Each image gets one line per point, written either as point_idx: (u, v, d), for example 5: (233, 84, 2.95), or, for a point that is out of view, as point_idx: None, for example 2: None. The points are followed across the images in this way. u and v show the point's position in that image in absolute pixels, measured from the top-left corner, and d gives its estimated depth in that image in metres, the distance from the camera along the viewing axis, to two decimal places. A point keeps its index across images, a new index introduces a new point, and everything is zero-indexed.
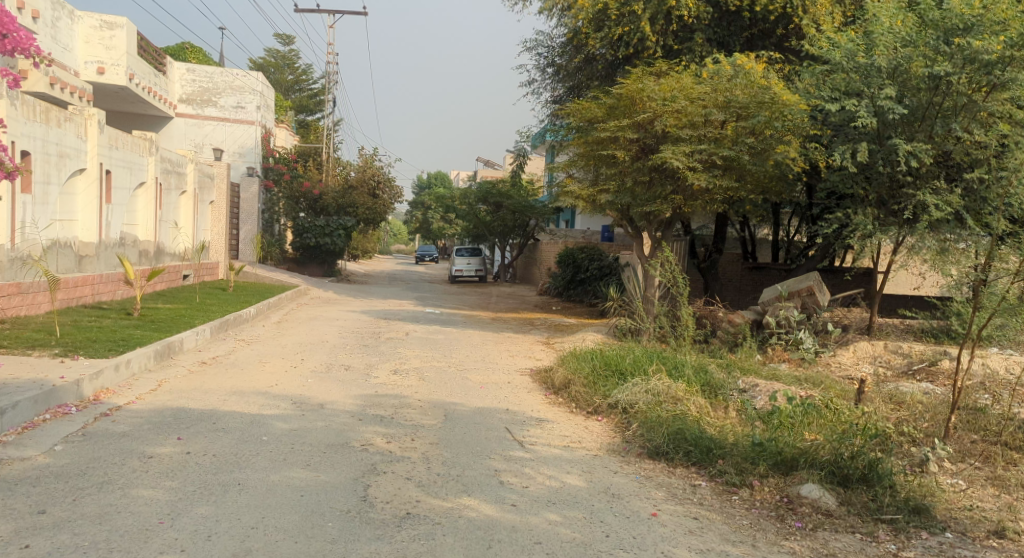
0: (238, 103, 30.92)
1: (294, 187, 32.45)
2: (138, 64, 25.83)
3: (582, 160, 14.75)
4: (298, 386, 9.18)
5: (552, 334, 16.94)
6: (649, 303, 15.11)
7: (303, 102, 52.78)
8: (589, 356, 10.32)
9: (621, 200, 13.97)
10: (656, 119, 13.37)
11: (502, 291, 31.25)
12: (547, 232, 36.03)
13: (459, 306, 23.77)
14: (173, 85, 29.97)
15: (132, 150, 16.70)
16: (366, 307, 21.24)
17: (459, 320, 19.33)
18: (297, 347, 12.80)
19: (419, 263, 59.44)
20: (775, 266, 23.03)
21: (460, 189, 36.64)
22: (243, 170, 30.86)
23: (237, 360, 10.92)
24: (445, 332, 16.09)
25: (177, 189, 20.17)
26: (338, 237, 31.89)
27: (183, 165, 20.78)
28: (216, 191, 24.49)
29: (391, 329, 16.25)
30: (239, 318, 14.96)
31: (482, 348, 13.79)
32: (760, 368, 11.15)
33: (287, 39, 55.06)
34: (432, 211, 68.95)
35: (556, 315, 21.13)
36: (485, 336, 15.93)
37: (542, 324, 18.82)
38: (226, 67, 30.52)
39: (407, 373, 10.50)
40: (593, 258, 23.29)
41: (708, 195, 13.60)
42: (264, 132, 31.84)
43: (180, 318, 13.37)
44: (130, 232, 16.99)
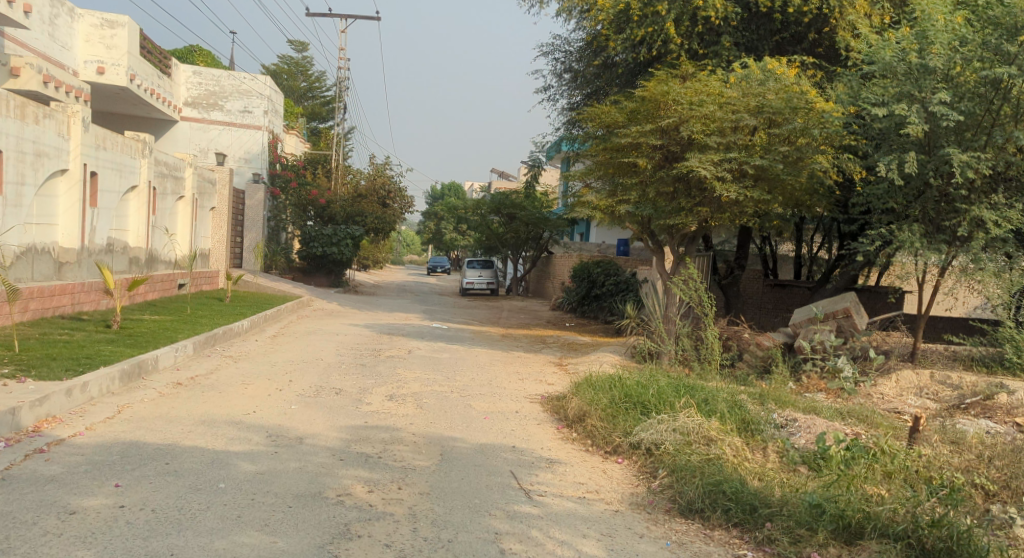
0: (245, 107, 30.11)
1: (302, 196, 31.10)
2: (140, 65, 25.12)
3: (599, 167, 13.65)
4: (277, 415, 8.13)
5: (566, 353, 15.86)
6: (670, 322, 14.01)
7: (316, 109, 52.10)
8: (608, 384, 9.23)
9: (642, 212, 12.85)
10: (681, 124, 12.30)
11: (514, 305, 30.18)
12: (562, 245, 34.94)
13: (468, 321, 22.74)
14: (179, 88, 29.20)
15: (121, 150, 15.87)
16: (370, 320, 20.20)
17: (467, 336, 18.28)
18: (289, 366, 11.81)
19: (431, 274, 58.46)
20: (799, 284, 21.93)
21: (473, 200, 35.69)
22: (248, 176, 29.93)
23: (217, 382, 9.92)
24: (450, 350, 15.04)
25: (172, 193, 19.32)
26: (345, 246, 30.91)
27: (180, 169, 19.93)
28: (218, 198, 23.66)
29: (393, 345, 15.21)
30: (230, 331, 14.02)
31: (489, 370, 12.74)
32: (797, 399, 10.03)
33: (300, 45, 54.39)
34: (446, 222, 68.01)
35: (569, 332, 20.07)
36: (493, 355, 14.86)
37: (555, 343, 17.74)
38: (234, 70, 29.77)
39: (404, 399, 9.45)
40: (608, 272, 22.18)
41: (736, 208, 12.48)
42: (272, 137, 31.06)
43: (162, 331, 12.40)
44: (118, 238, 16.14)
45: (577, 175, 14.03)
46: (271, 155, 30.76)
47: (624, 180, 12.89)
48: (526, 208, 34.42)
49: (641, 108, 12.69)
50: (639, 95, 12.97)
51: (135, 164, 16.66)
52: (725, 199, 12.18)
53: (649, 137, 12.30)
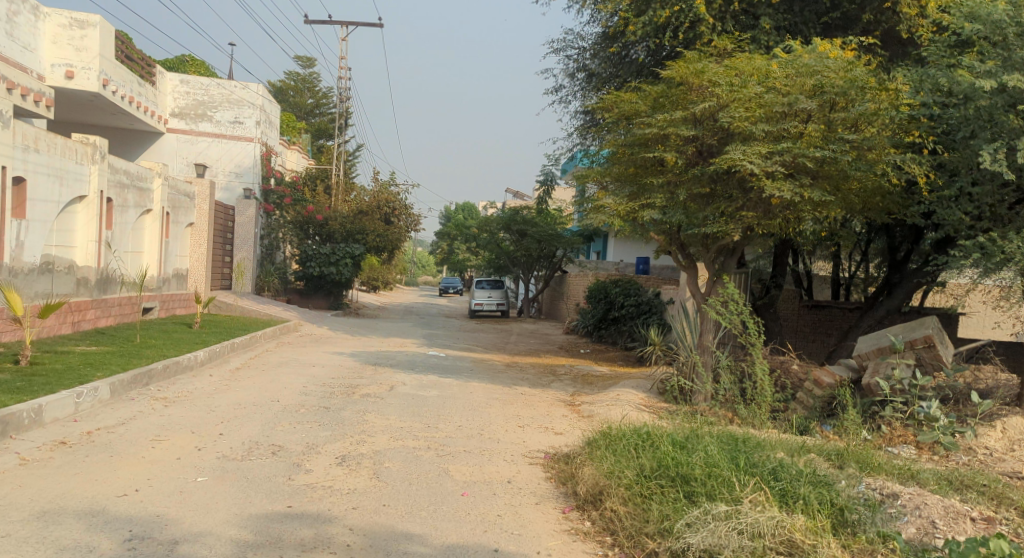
0: (236, 117, 27.92)
1: (299, 213, 28.88)
2: (117, 71, 23.32)
3: (619, 167, 11.17)
4: (172, 494, 5.81)
5: (581, 388, 13.40)
6: (706, 352, 11.40)
7: (322, 126, 50.09)
8: (635, 448, 6.75)
9: (671, 220, 10.27)
10: (720, 110, 9.80)
11: (525, 329, 27.78)
12: (577, 263, 32.53)
13: (471, 347, 20.33)
14: (165, 98, 27.11)
15: (63, 155, 13.92)
16: (358, 348, 17.84)
17: (467, 366, 15.86)
18: (233, 410, 9.49)
19: (442, 296, 56.23)
20: (839, 306, 19.62)
21: (482, 217, 33.35)
22: (238, 193, 27.54)
23: (120, 439, 7.60)
24: (440, 385, 12.64)
25: (136, 207, 17.27)
26: (344, 266, 28.63)
27: (147, 179, 17.80)
28: (198, 213, 21.49)
29: (374, 380, 12.82)
30: (178, 364, 11.75)
31: (483, 411, 10.36)
32: (885, 456, 7.58)
33: (307, 60, 52.41)
34: (458, 242, 65.77)
35: (584, 361, 17.62)
36: (493, 392, 12.45)
37: (567, 374, 15.30)
38: (223, 78, 27.56)
39: (359, 462, 7.04)
40: (628, 292, 19.64)
41: (790, 213, 9.90)
42: (266, 149, 28.57)
43: (80, 368, 10.16)
44: (59, 256, 14.16)
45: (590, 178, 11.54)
46: (265, 168, 28.36)
47: (648, 180, 10.38)
48: (539, 225, 32.15)
49: (670, 92, 10.21)
50: (666, 76, 10.51)
51: (83, 171, 14.66)
52: (776, 201, 9.58)
53: (680, 126, 9.83)
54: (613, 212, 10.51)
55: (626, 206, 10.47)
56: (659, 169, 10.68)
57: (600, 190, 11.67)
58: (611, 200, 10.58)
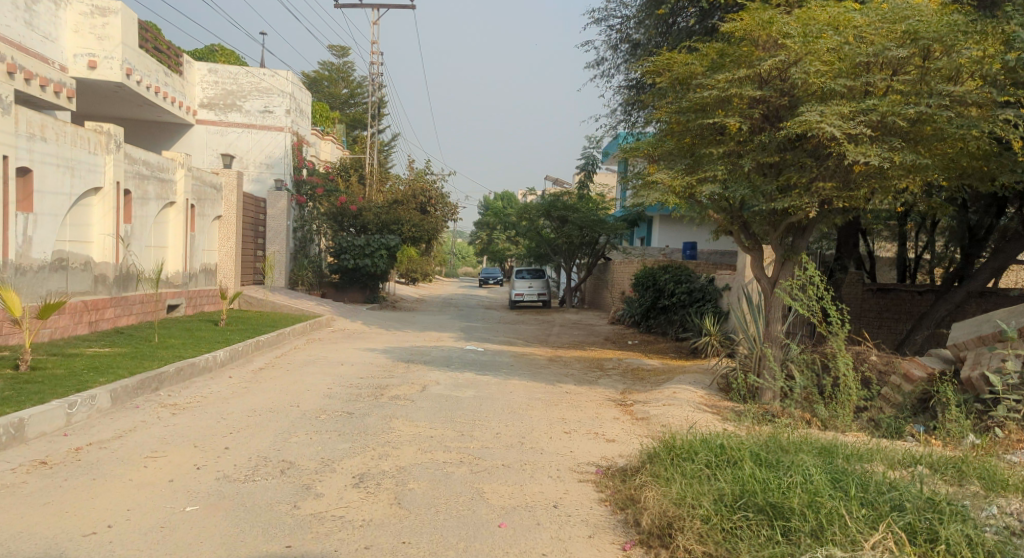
0: (266, 106, 27.17)
1: (332, 204, 28.04)
2: (141, 60, 22.59)
3: (672, 137, 10.02)
4: (153, 532, 4.85)
5: (632, 385, 12.23)
6: (773, 344, 10.04)
7: (357, 116, 49.33)
8: (710, 468, 5.59)
9: (734, 194, 9.08)
10: (792, 65, 8.60)
11: (567, 319, 26.61)
12: (620, 250, 31.26)
13: (511, 340, 19.25)
14: (193, 88, 26.34)
15: (74, 144, 13.12)
16: (392, 343, 16.87)
17: (507, 361, 14.78)
18: (247, 418, 8.50)
19: (483, 286, 55.40)
20: (905, 288, 18.17)
21: (521, 203, 32.22)
22: (270, 184, 26.93)
23: (110, 455, 6.68)
24: (478, 385, 11.56)
25: (158, 199, 16.47)
26: (380, 258, 27.49)
27: (168, 170, 16.97)
28: (225, 205, 20.68)
29: (406, 380, 11.81)
30: (194, 365, 10.85)
31: (526, 415, 9.25)
32: (1009, 467, 6.31)
33: (341, 50, 51.66)
34: (498, 232, 64.79)
35: (632, 354, 16.42)
36: (536, 390, 11.35)
37: (616, 369, 14.12)
38: (252, 66, 26.74)
39: (378, 483, 5.99)
40: (678, 279, 18.30)
41: (878, 182, 8.64)
42: (297, 140, 27.81)
43: (85, 373, 9.30)
44: (73, 252, 13.38)
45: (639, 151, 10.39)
46: (296, 158, 27.66)
47: (708, 150, 9.22)
48: (580, 210, 30.97)
49: (730, 48, 9.02)
50: (726, 31, 9.30)
51: (96, 161, 13.88)
52: (861, 167, 8.36)
53: (744, 86, 8.65)
54: (667, 188, 9.34)
55: (682, 180, 9.32)
56: (718, 138, 9.52)
57: (651, 163, 10.49)
58: (664, 175, 9.44)
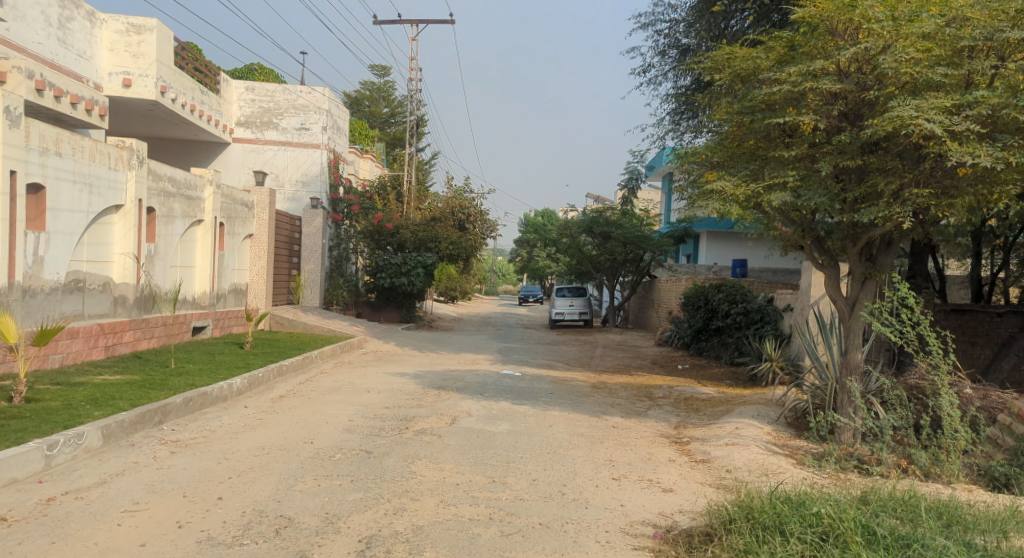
0: (302, 124, 26.08)
1: (368, 222, 27.25)
2: (177, 78, 21.38)
3: (734, 140, 9.18)
4: None
5: (685, 418, 11.07)
6: (853, 375, 8.80)
7: (398, 135, 48.79)
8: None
9: (812, 202, 8.11)
10: (883, 53, 7.69)
11: (611, 340, 25.42)
12: (666, 267, 30.04)
13: (552, 364, 18.15)
14: (230, 105, 25.42)
15: (92, 159, 12.21)
16: (424, 367, 15.89)
17: (547, 388, 13.69)
18: (251, 460, 7.57)
19: (523, 305, 54.45)
20: (982, 308, 16.69)
21: (563, 219, 31.34)
22: (305, 203, 26.03)
23: (86, 509, 5.75)
24: (515, 416, 10.51)
25: (184, 217, 15.61)
26: (416, 276, 26.57)
27: (196, 187, 16.15)
28: (256, 224, 19.90)
29: (436, 410, 10.80)
30: (206, 396, 9.94)
31: (569, 457, 8.17)
32: None
33: (382, 69, 51.26)
34: (538, 250, 63.82)
35: (683, 380, 15.22)
36: (578, 424, 10.25)
37: (666, 397, 12.94)
38: (289, 83, 25.74)
39: (387, 553, 5.04)
40: (732, 299, 17.04)
41: (984, 189, 7.57)
42: (334, 157, 26.82)
43: (83, 405, 8.39)
44: (92, 273, 12.52)
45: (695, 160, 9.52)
46: (333, 176, 26.62)
47: (778, 153, 8.34)
48: (623, 226, 29.87)
49: (803, 37, 8.22)
50: (796, 21, 8.52)
51: (118, 178, 12.90)
52: (966, 170, 7.36)
53: (819, 79, 7.81)
54: (728, 197, 8.48)
55: (747, 188, 8.45)
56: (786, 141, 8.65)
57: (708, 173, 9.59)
58: (725, 183, 8.57)
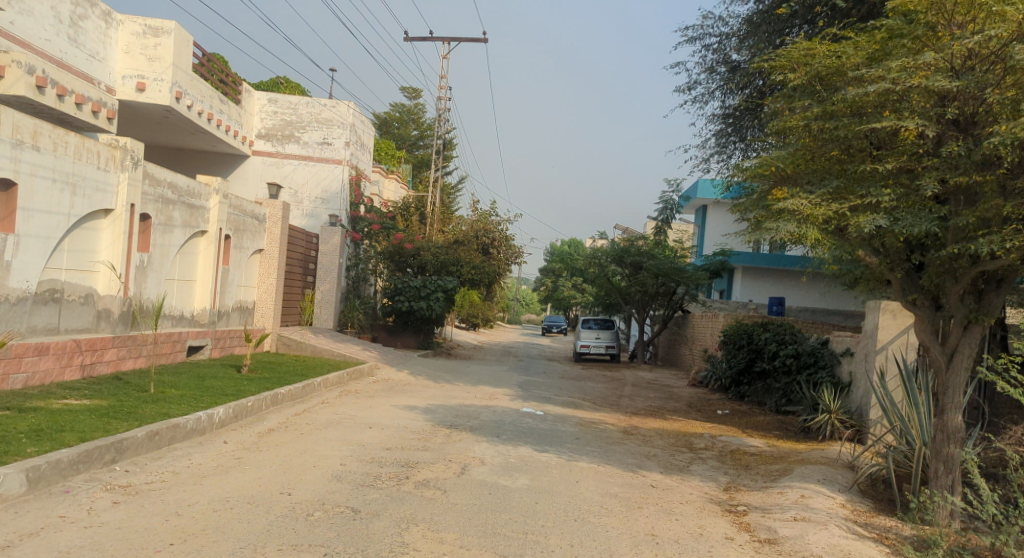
0: (324, 138, 23.60)
1: (389, 243, 25.90)
2: (196, 84, 18.72)
3: (804, 157, 7.91)
4: None
5: (735, 479, 9.49)
6: (953, 442, 7.33)
7: (425, 157, 47.61)
8: None
9: (907, 227, 6.78)
10: (1011, 42, 6.44)
11: (640, 377, 23.80)
12: (701, 303, 28.48)
13: (578, 402, 16.55)
14: (250, 116, 22.99)
15: (77, 156, 10.66)
16: (437, 401, 14.41)
17: (573, 432, 12.12)
18: (206, 517, 6.14)
19: (545, 335, 52.95)
20: None
21: (592, 247, 29.94)
22: (325, 221, 23.57)
23: None
24: (535, 467, 8.98)
25: (184, 227, 13.65)
26: (436, 300, 25.12)
27: (199, 196, 14.08)
28: (267, 238, 17.93)
29: (444, 454, 9.32)
30: (177, 428, 8.51)
31: (601, 532, 6.62)
32: None
33: (413, 92, 50.23)
34: (563, 280, 62.38)
35: (725, 430, 13.66)
36: (608, 479, 8.73)
37: (707, 450, 11.37)
38: (313, 95, 23.38)
39: None
40: (783, 340, 15.77)
41: None
42: (356, 174, 24.27)
43: (18, 438, 7.00)
44: (71, 282, 10.96)
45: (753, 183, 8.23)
46: (355, 194, 24.12)
47: (869, 166, 7.03)
48: (656, 257, 28.28)
49: (900, 31, 7.05)
50: (897, 10, 7.30)
51: (106, 179, 11.30)
52: None
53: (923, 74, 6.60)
54: (804, 218, 7.18)
55: (824, 208, 7.14)
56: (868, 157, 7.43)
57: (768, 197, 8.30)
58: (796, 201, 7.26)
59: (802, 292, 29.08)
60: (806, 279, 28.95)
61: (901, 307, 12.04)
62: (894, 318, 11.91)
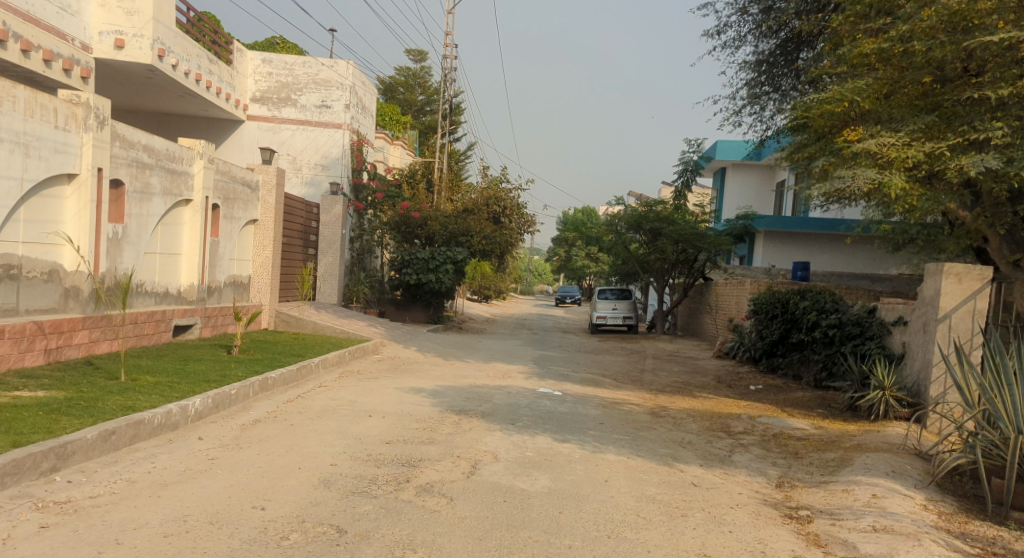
0: (323, 101, 22.19)
1: (395, 212, 24.62)
2: (181, 41, 17.35)
3: (882, 88, 9.08)
4: None
5: (787, 472, 8.24)
6: None
7: (432, 123, 46.08)
8: None
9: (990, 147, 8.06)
10: None
11: (662, 350, 22.52)
12: (723, 270, 27.11)
13: (598, 380, 15.27)
14: (243, 79, 21.63)
15: (28, 112, 9.36)
16: (445, 381, 13.17)
17: (596, 416, 10.85)
18: (153, 547, 4.91)
19: (559, 306, 51.79)
20: None
21: (607, 214, 28.57)
22: (325, 188, 22.36)
23: None
24: (556, 463, 7.73)
25: (165, 195, 12.37)
26: (446, 273, 23.84)
27: (181, 160, 12.78)
28: (260, 208, 16.46)
29: (452, 448, 8.08)
30: (140, 424, 7.10)
31: (640, 554, 5.37)
32: None
33: (418, 55, 48.60)
34: (577, 249, 61.04)
35: (763, 410, 12.38)
36: (641, 477, 7.48)
37: (748, 437, 10.09)
38: (310, 54, 21.98)
39: None
40: (824, 309, 14.55)
41: None
42: (358, 139, 22.92)
43: None
44: (30, 257, 9.72)
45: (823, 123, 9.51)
46: (356, 160, 22.78)
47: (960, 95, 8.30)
48: (676, 223, 26.87)
49: None
50: None
51: (67, 139, 10.03)
52: None
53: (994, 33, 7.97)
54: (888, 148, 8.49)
55: (892, 148, 8.53)
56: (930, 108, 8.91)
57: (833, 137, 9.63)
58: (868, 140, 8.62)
59: (824, 259, 27.80)
60: (850, 242, 27.55)
61: (968, 269, 10.65)
62: (960, 283, 10.67)
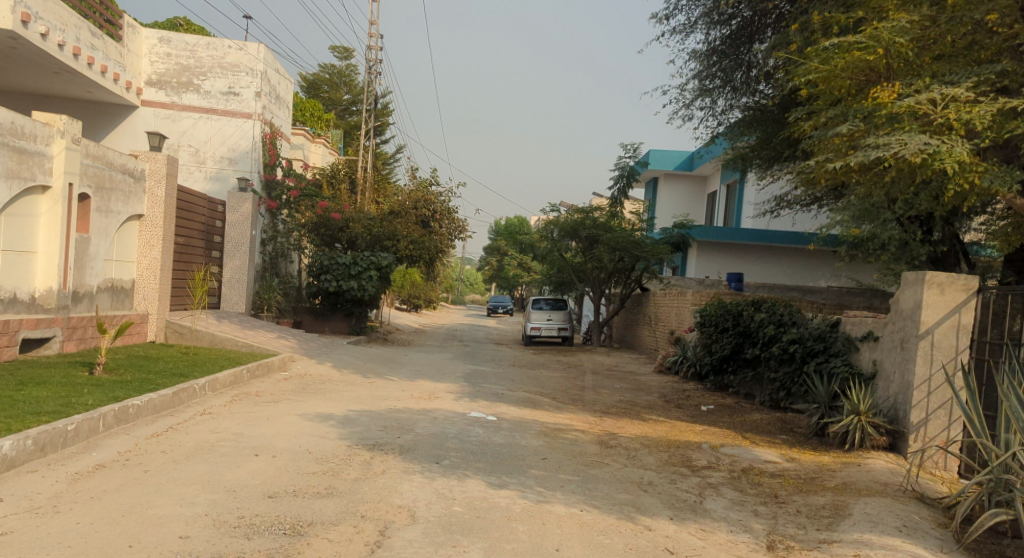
0: (230, 87, 20.01)
1: (313, 214, 22.49)
2: (54, 7, 15.08)
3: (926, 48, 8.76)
4: None
5: (775, 527, 6.65)
6: None
7: (358, 122, 43.86)
8: None
9: None
10: None
11: (601, 364, 20.96)
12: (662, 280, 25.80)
13: (535, 400, 13.51)
14: (137, 59, 19.34)
15: None
16: (359, 404, 11.22)
17: (537, 449, 9.09)
18: None
19: (491, 315, 50.15)
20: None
21: (541, 220, 27.04)
22: (233, 184, 20.13)
23: None
24: (490, 524, 5.94)
25: (10, 179, 10.16)
26: (368, 279, 21.88)
27: (35, 137, 10.60)
28: (148, 201, 14.27)
29: (351, 501, 6.21)
30: None
31: None
32: None
33: (344, 52, 46.37)
34: (510, 257, 59.48)
35: (725, 439, 10.83)
36: (598, 542, 5.76)
37: (716, 475, 8.49)
38: (215, 35, 19.85)
39: None
40: (782, 321, 13.25)
41: None
42: (271, 131, 20.76)
43: None
44: None
45: (848, 83, 9.01)
46: (269, 154, 20.61)
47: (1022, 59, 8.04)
48: (613, 230, 25.44)
49: None
50: None
51: None
52: None
53: None
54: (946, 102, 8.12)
55: (947, 107, 8.12)
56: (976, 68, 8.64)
57: (858, 101, 9.14)
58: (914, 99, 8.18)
59: (759, 267, 26.73)
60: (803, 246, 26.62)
61: (952, 278, 9.39)
62: (942, 295, 9.42)
